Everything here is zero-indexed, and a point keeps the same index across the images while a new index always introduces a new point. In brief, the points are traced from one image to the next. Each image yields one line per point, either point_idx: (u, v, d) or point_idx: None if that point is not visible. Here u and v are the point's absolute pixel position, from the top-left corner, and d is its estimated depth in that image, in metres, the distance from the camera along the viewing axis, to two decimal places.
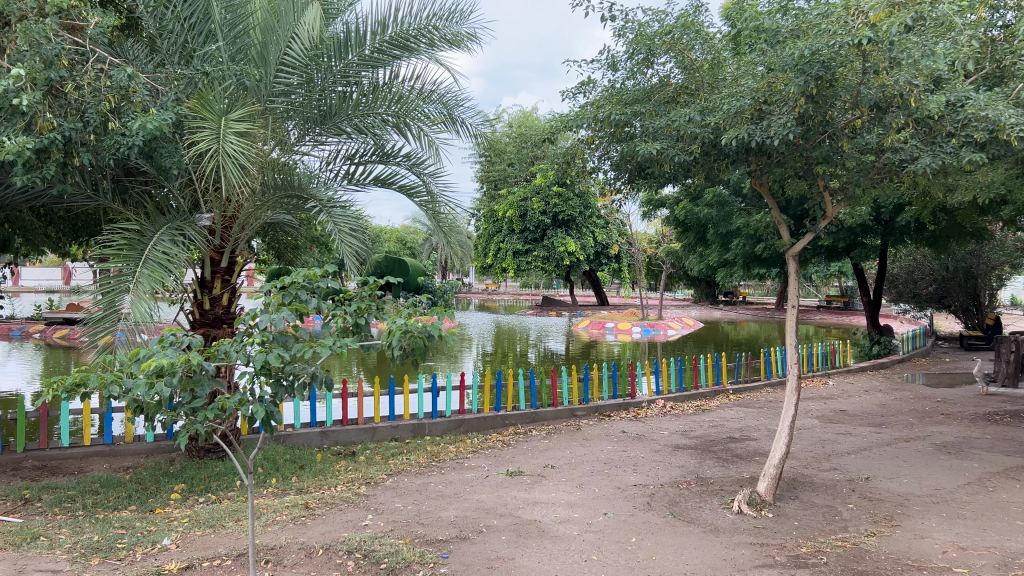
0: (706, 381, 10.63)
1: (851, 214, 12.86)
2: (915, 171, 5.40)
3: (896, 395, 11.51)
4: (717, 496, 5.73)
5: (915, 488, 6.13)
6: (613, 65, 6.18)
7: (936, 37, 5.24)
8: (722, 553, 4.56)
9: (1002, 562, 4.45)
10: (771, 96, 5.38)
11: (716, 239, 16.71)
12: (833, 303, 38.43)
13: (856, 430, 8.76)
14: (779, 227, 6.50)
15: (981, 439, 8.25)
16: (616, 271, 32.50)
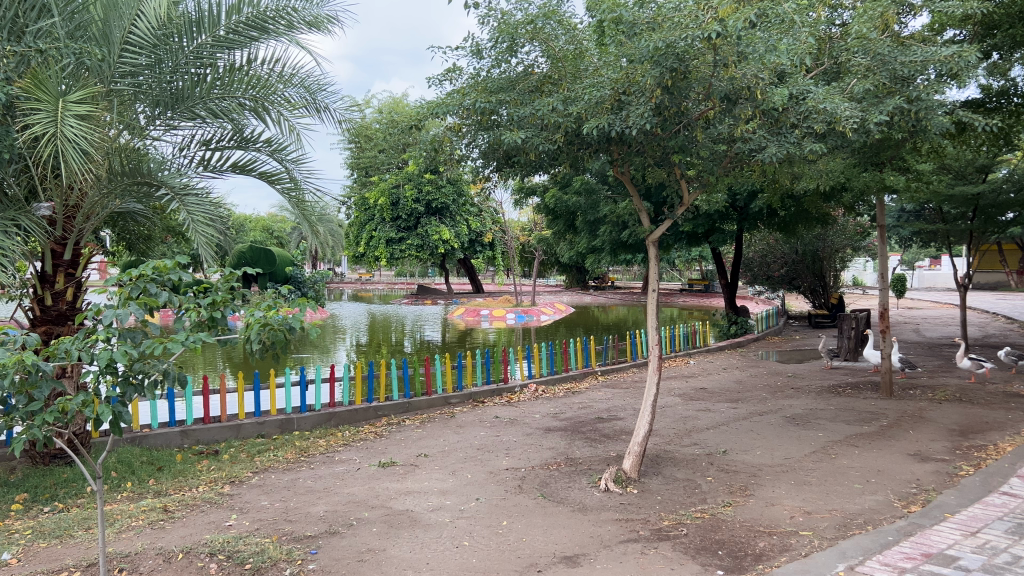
0: (576, 364, 10.91)
1: (709, 201, 13.52)
2: (763, 160, 5.73)
3: (751, 371, 12.23)
4: (585, 475, 5.91)
5: (767, 458, 6.53)
6: (477, 53, 6.18)
7: (779, 33, 5.56)
8: (589, 531, 4.70)
9: (842, 523, 4.81)
10: (630, 87, 5.56)
11: (585, 226, 17.14)
12: (695, 287, 40.40)
13: (715, 406, 9.25)
14: (640, 214, 6.69)
15: (825, 410, 8.89)
16: (490, 259, 32.78)
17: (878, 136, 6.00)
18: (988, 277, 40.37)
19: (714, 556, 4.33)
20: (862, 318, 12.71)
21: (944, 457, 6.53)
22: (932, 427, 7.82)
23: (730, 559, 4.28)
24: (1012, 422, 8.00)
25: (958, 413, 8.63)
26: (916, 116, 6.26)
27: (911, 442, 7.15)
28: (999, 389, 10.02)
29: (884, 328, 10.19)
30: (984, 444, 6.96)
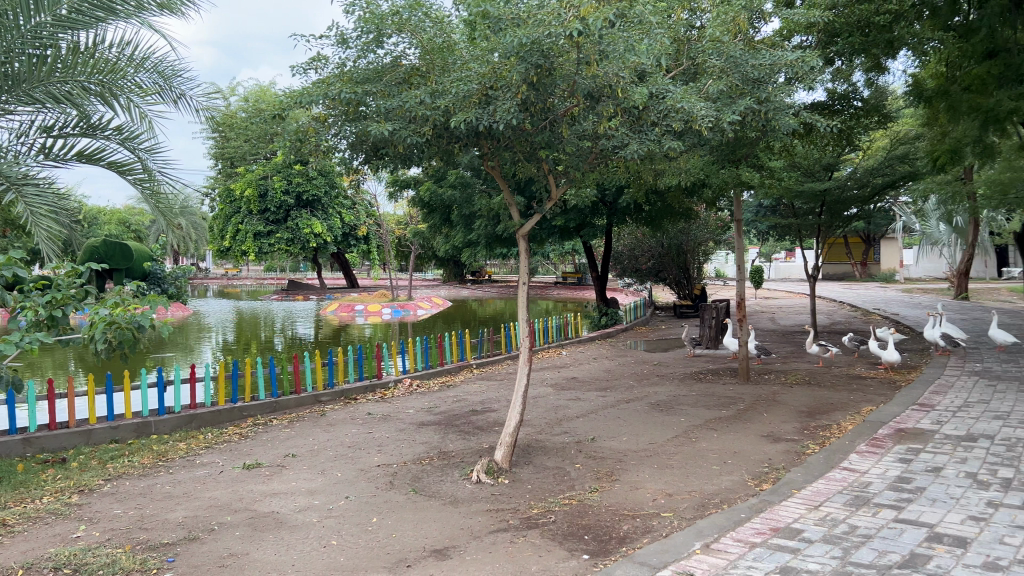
0: (450, 358, 10.93)
1: (579, 195, 13.85)
2: (625, 156, 5.96)
3: (619, 361, 12.64)
4: (457, 468, 5.94)
5: (633, 444, 6.78)
6: (342, 42, 6.05)
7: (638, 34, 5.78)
8: (460, 523, 4.74)
9: (700, 503, 5.08)
10: (496, 82, 5.63)
11: (460, 219, 17.17)
12: (569, 280, 41.34)
13: (585, 395, 9.50)
14: (509, 208, 6.76)
15: (688, 396, 9.32)
16: (365, 252, 32.30)
17: (731, 134, 6.34)
18: (835, 268, 43.46)
19: (581, 541, 4.47)
20: (722, 308, 13.40)
21: (793, 437, 7.00)
22: (783, 409, 8.35)
23: (596, 543, 4.43)
24: (853, 402, 8.66)
25: (807, 395, 9.26)
26: (764, 117, 6.67)
27: (764, 424, 7.61)
28: (843, 372, 10.82)
29: (740, 317, 10.81)
30: (828, 424, 7.51)
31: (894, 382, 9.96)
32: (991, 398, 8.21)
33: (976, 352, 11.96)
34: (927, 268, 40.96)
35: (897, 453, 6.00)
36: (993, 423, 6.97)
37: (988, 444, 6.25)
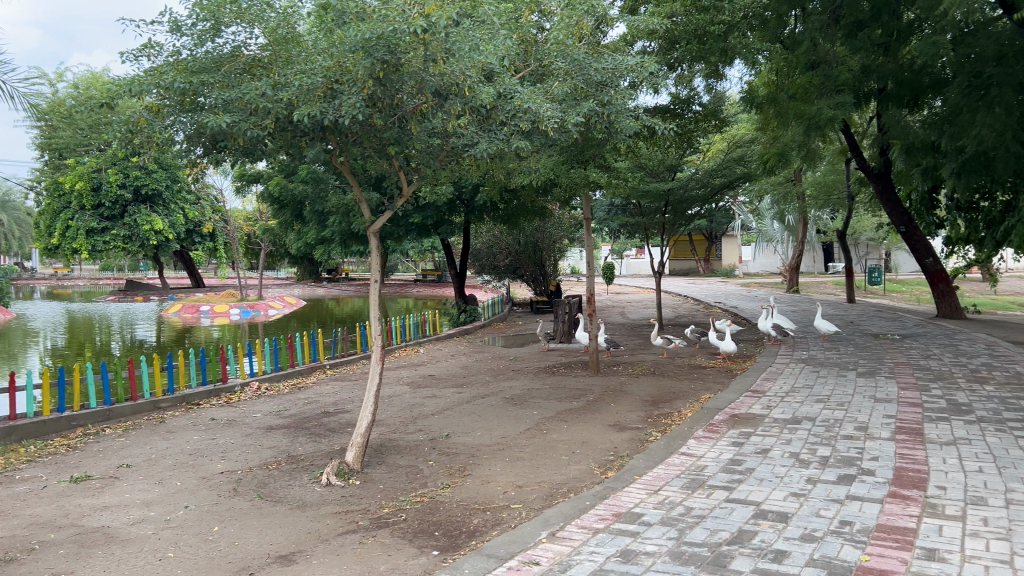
0: (302, 359, 10.64)
1: (434, 193, 13.85)
2: (475, 154, 6.03)
3: (476, 357, 12.77)
4: (306, 471, 5.81)
5: (486, 439, 6.88)
6: (176, 29, 5.75)
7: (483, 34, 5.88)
8: (307, 526, 4.64)
9: (548, 494, 5.24)
10: (342, 76, 5.54)
11: (313, 216, 16.74)
12: (427, 278, 41.32)
13: (440, 391, 9.53)
14: (359, 204, 6.66)
15: (541, 389, 9.56)
16: (212, 250, 30.87)
17: (577, 135, 6.56)
18: (682, 264, 45.81)
19: (431, 537, 4.50)
20: (574, 303, 13.83)
21: (638, 426, 7.34)
22: (630, 399, 8.73)
23: (445, 539, 4.46)
24: (693, 390, 9.18)
25: (652, 385, 9.72)
26: (607, 118, 6.97)
27: (612, 414, 7.93)
28: (686, 362, 11.44)
29: (591, 312, 11.21)
30: (670, 411, 7.92)
31: (730, 370, 10.63)
32: (813, 383, 8.94)
33: (802, 340, 12.96)
34: (763, 264, 43.97)
35: (730, 437, 6.41)
36: (814, 406, 7.58)
37: (809, 425, 6.79)
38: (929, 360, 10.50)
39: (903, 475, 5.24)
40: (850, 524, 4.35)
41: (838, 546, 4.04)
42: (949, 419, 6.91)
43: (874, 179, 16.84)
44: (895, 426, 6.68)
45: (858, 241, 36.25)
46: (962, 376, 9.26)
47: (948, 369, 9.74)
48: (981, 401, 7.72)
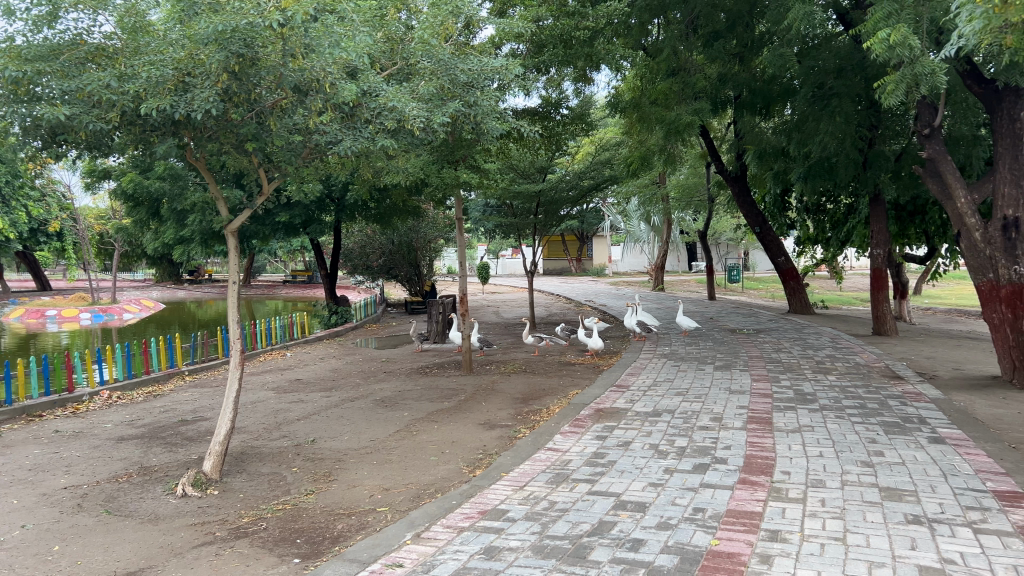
0: (158, 366, 10.09)
1: (302, 191, 13.51)
2: (339, 152, 5.98)
3: (346, 359, 12.55)
4: (159, 483, 5.52)
5: (353, 443, 6.79)
6: (7, 12, 5.33)
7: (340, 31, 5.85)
8: (159, 540, 4.43)
9: (415, 495, 5.27)
10: (194, 69, 5.34)
11: (171, 214, 15.95)
12: (298, 278, 40.23)
13: (307, 396, 9.31)
14: (217, 202, 6.40)
15: (412, 390, 9.51)
16: (59, 250, 28.84)
17: (443, 136, 6.58)
18: (555, 263, 46.71)
19: (292, 545, 4.39)
20: (447, 303, 13.85)
21: (507, 423, 7.43)
22: (500, 397, 8.83)
23: (307, 546, 4.36)
24: (562, 387, 9.39)
25: (523, 382, 9.86)
26: (474, 119, 7.03)
27: (482, 413, 8.00)
28: (556, 359, 11.68)
29: (463, 312, 11.26)
30: (539, 408, 8.06)
31: (598, 366, 10.94)
32: (675, 377, 9.33)
33: (666, 336, 13.51)
34: (632, 263, 45.51)
35: (594, 431, 6.59)
36: (674, 398, 7.92)
37: (668, 417, 7.09)
38: (780, 353, 11.19)
39: (753, 462, 5.55)
40: (703, 511, 4.56)
41: (691, 532, 4.23)
42: (795, 408, 7.39)
43: (731, 182, 17.75)
44: (747, 415, 7.07)
45: (719, 241, 38.13)
46: (808, 367, 9.91)
47: (796, 361, 10.41)
48: (823, 391, 8.30)
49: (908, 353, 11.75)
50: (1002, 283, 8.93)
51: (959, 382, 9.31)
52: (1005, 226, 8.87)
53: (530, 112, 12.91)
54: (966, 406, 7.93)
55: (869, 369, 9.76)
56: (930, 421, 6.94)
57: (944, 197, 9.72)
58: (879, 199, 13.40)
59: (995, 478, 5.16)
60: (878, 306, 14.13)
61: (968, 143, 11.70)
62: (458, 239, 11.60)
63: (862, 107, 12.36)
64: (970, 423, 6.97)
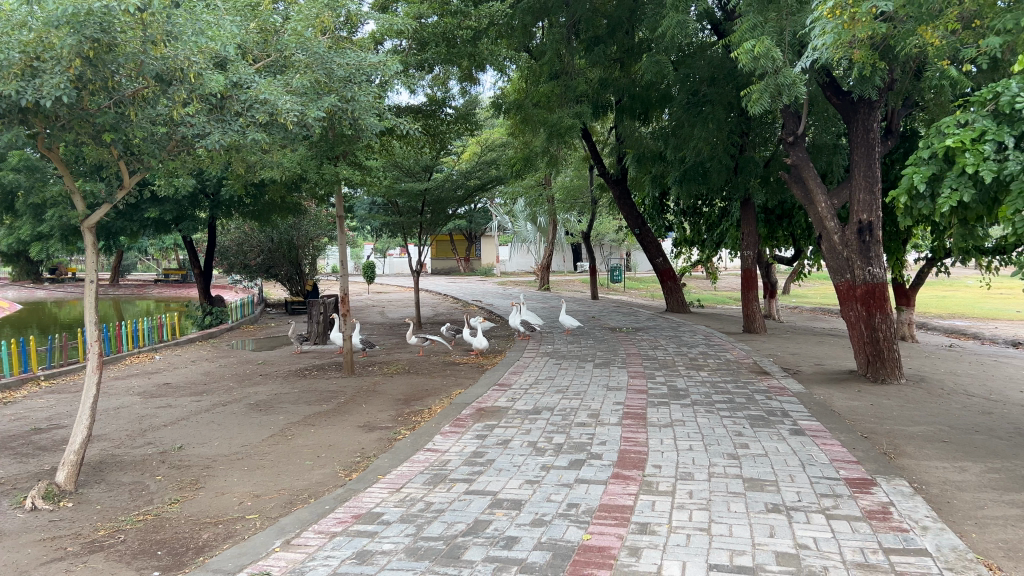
0: (10, 371, 9.42)
1: (172, 186, 12.96)
2: (207, 146, 5.79)
3: (219, 362, 12.10)
4: (5, 496, 5.13)
5: (223, 449, 6.55)
6: None
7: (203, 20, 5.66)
8: (3, 559, 4.11)
9: (287, 501, 5.12)
10: (43, 53, 4.99)
11: (27, 209, 15.00)
12: (171, 277, 38.43)
13: (176, 401, 8.92)
14: (72, 196, 5.99)
15: (289, 394, 9.25)
16: None
17: (318, 130, 6.44)
18: (442, 263, 46.60)
19: (152, 557, 4.17)
20: (329, 304, 13.58)
21: (387, 425, 7.34)
22: (381, 399, 8.71)
23: (169, 557, 4.16)
24: (444, 386, 9.36)
25: (404, 383, 9.77)
26: (352, 114, 6.92)
27: (361, 415, 7.87)
28: (439, 359, 11.65)
29: (343, 313, 11.05)
30: (420, 409, 8.01)
31: (481, 366, 10.98)
32: (556, 375, 9.48)
33: (549, 335, 13.69)
34: (518, 263, 46.00)
35: (474, 430, 6.59)
36: (553, 396, 8.06)
37: (547, 414, 7.19)
38: (656, 350, 11.55)
39: (626, 456, 5.69)
40: (577, 506, 4.63)
41: (564, 528, 4.28)
42: (668, 403, 7.67)
43: (613, 185, 18.20)
44: (623, 411, 7.26)
45: (602, 242, 39.09)
46: (683, 363, 10.28)
47: (671, 358, 10.77)
48: (695, 386, 8.63)
49: (775, 349, 12.38)
50: (859, 283, 9.53)
51: (819, 377, 9.88)
52: (861, 229, 9.47)
53: (414, 110, 12.77)
54: (825, 399, 8.45)
55: (738, 365, 10.22)
56: (792, 414, 7.33)
57: (807, 202, 10.29)
58: (750, 202, 14.06)
59: (847, 466, 5.51)
60: (748, 305, 14.82)
61: (829, 151, 12.42)
62: (341, 236, 11.17)
63: (734, 114, 12.91)
64: (827, 415, 7.41)
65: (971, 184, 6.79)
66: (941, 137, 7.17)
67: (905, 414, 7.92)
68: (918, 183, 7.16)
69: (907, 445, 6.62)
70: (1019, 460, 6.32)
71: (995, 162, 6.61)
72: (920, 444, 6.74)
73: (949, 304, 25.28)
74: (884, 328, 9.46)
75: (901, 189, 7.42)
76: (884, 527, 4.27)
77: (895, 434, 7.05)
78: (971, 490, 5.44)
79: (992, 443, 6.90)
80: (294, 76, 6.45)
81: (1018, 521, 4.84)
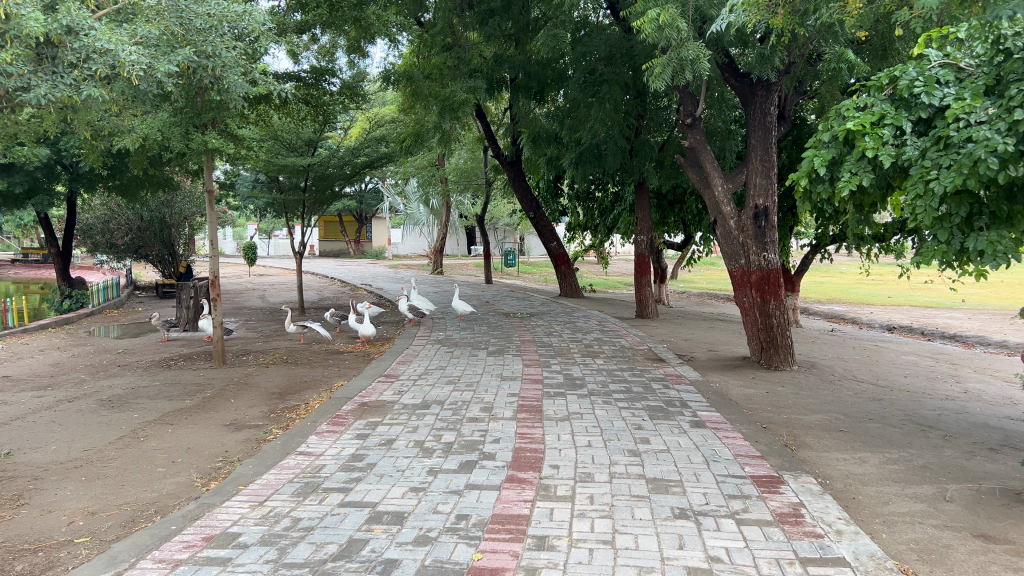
0: None
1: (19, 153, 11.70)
2: (32, 101, 4.94)
3: (72, 352, 10.93)
4: None
5: (60, 455, 5.67)
6: None
7: None
8: None
9: (129, 519, 4.38)
10: None
11: None
12: (31, 257, 35.52)
13: (14, 397, 7.86)
14: None
15: (148, 388, 8.32)
16: None
17: (169, 87, 5.66)
18: (331, 245, 45.18)
19: None
20: (200, 287, 12.53)
21: (257, 424, 6.62)
22: (254, 393, 7.94)
23: None
24: (325, 378, 8.65)
25: (281, 375, 9.00)
26: (211, 73, 6.17)
27: (229, 412, 7.10)
28: (321, 347, 10.88)
29: (215, 297, 10.13)
30: (296, 404, 7.29)
31: (367, 354, 10.30)
32: (446, 364, 8.93)
33: (440, 321, 13.12)
34: (411, 246, 45.23)
35: (355, 429, 5.95)
36: (443, 388, 7.50)
37: (436, 409, 6.63)
38: (551, 337, 11.19)
39: (521, 456, 5.21)
40: (467, 518, 4.11)
41: (451, 546, 3.75)
42: (564, 393, 7.26)
43: (507, 167, 17.77)
44: (517, 404, 6.79)
45: (496, 226, 38.76)
46: (578, 350, 9.94)
47: (566, 345, 10.42)
48: (591, 374, 8.28)
49: (668, 335, 12.27)
50: (753, 269, 9.41)
51: (714, 363, 9.75)
52: (756, 215, 9.33)
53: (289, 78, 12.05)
54: (721, 387, 8.26)
55: (634, 352, 9.97)
56: (690, 403, 7.08)
57: (703, 185, 10.10)
58: (644, 187, 13.88)
59: (752, 462, 5.22)
60: (641, 290, 14.70)
61: (723, 135, 12.35)
62: (210, 212, 10.15)
63: (631, 96, 12.65)
64: (725, 404, 7.19)
65: (870, 169, 6.64)
66: (841, 120, 7.03)
67: (800, 403, 7.83)
68: (818, 167, 7.02)
69: (806, 437, 6.49)
70: (913, 449, 6.26)
71: (894, 146, 6.45)
72: (819, 435, 6.61)
73: (826, 290, 26.31)
74: (777, 315, 9.38)
75: (801, 172, 7.25)
76: (798, 533, 3.97)
77: (793, 425, 6.90)
78: (874, 484, 5.28)
79: (887, 431, 6.86)
80: (142, 24, 5.64)
81: (925, 517, 4.65)
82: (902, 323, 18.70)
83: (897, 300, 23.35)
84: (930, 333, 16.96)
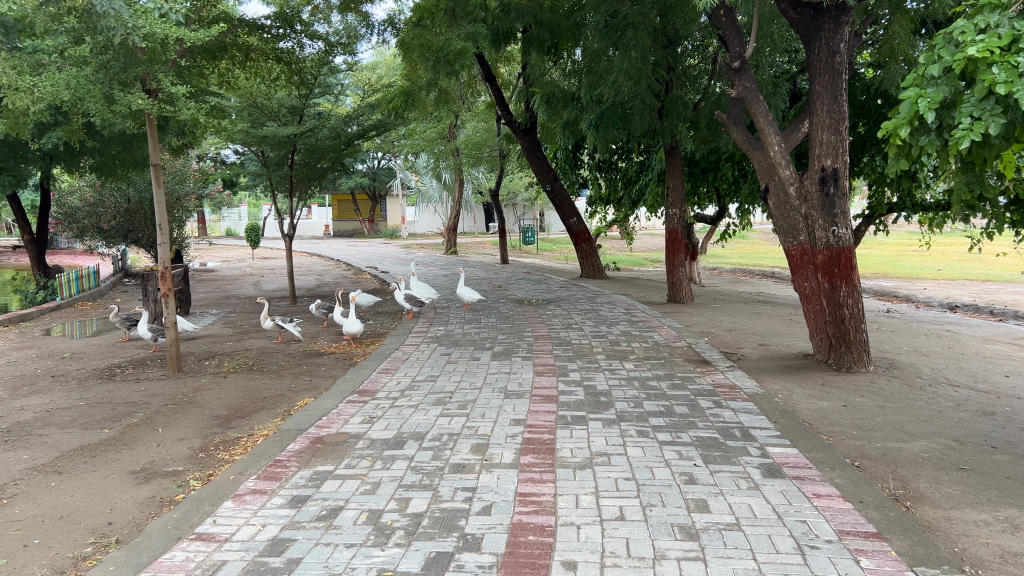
0: None
1: None
2: None
3: (12, 357, 9.34)
4: None
5: None
6: None
7: None
8: None
9: None
10: None
11: None
12: None
13: None
14: None
15: (67, 410, 6.67)
16: None
17: None
18: (345, 225, 43.76)
19: None
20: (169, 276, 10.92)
21: (174, 471, 4.93)
22: (192, 418, 6.27)
23: None
24: (288, 394, 6.94)
25: (237, 388, 7.33)
26: None
27: (147, 450, 5.43)
28: (298, 349, 9.20)
29: (167, 292, 8.47)
30: (237, 437, 5.61)
31: (349, 358, 8.60)
32: (439, 373, 7.20)
33: (442, 312, 11.38)
34: (427, 224, 43.77)
35: (289, 490, 4.25)
36: (428, 412, 5.78)
37: (412, 448, 4.91)
38: (570, 331, 9.42)
39: (520, 545, 3.47)
40: None
41: None
42: (586, 419, 5.51)
43: (520, 135, 15.97)
44: (522, 439, 5.03)
45: (514, 202, 37.22)
46: (603, 351, 8.15)
47: (588, 343, 8.64)
48: (620, 387, 6.51)
49: (708, 324, 10.45)
50: (819, 247, 7.57)
51: (770, 364, 7.92)
52: (823, 179, 7.47)
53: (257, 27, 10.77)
54: (787, 400, 6.47)
55: (671, 351, 8.19)
56: (755, 432, 5.29)
57: (752, 146, 8.21)
58: (676, 152, 11.95)
59: (871, 550, 3.45)
60: (674, 271, 12.82)
61: (769, 88, 10.48)
62: (160, 194, 8.38)
63: (661, 45, 10.89)
64: (800, 430, 5.41)
65: (1002, 113, 4.38)
66: (953, 48, 4.85)
67: (893, 422, 6.02)
68: (924, 112, 4.76)
69: (919, 482, 4.70)
70: None
71: None
72: (934, 478, 4.81)
73: (867, 262, 24.33)
74: (849, 304, 7.50)
75: (898, 119, 5.02)
76: None
77: (894, 460, 5.13)
78: None
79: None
80: None
81: None
82: (963, 300, 16.76)
83: (949, 273, 21.31)
84: (999, 311, 14.95)
